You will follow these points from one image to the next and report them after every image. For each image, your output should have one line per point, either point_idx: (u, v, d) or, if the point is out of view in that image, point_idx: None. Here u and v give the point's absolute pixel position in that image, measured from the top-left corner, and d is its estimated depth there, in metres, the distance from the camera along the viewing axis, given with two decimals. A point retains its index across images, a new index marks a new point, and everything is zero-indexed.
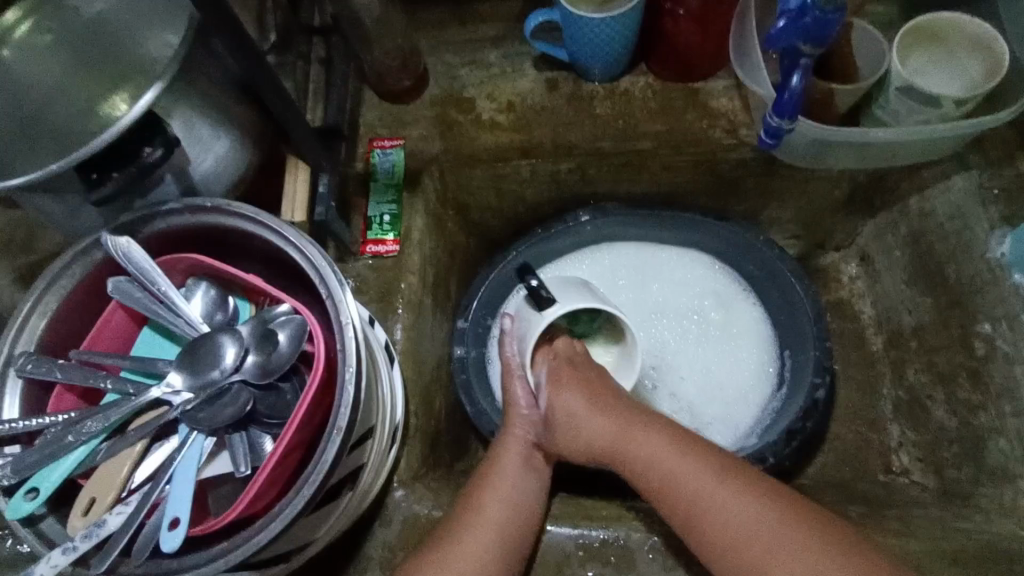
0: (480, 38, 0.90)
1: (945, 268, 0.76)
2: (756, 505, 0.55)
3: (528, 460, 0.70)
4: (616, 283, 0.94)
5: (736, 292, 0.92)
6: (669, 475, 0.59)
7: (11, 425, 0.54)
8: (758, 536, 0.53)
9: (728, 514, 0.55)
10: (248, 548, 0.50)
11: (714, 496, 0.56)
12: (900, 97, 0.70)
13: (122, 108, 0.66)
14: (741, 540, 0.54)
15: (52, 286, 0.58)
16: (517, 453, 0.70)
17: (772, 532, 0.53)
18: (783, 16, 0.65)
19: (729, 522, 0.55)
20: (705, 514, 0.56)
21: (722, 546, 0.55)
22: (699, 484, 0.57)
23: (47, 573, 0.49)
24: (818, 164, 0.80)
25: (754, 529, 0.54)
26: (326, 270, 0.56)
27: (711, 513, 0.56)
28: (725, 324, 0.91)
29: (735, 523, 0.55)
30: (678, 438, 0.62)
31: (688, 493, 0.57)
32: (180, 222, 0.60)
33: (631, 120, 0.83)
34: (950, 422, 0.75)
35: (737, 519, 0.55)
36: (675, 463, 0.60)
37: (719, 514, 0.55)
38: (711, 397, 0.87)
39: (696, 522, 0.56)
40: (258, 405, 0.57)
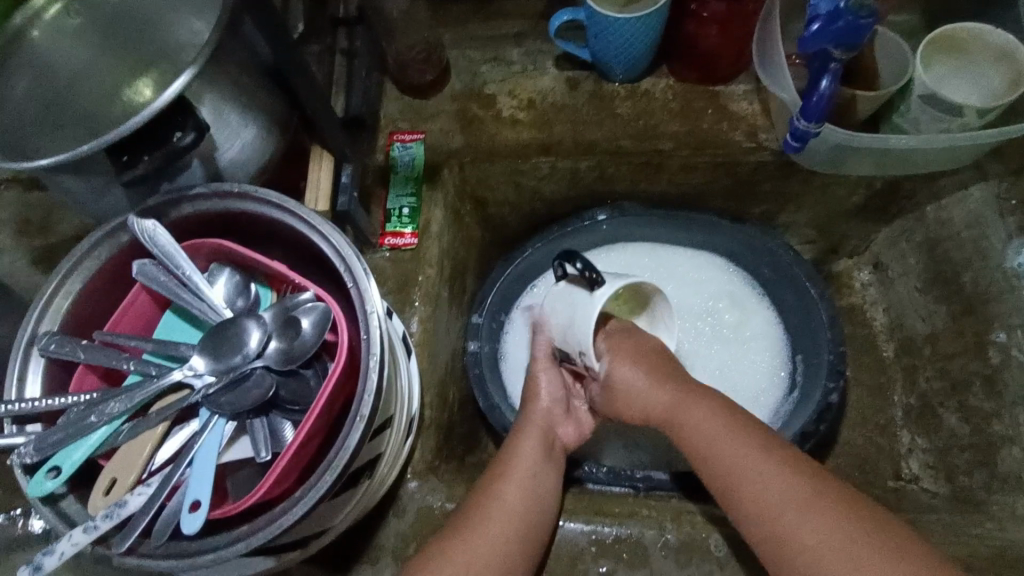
0: (501, 36, 0.92)
1: (961, 276, 0.77)
2: (797, 492, 0.54)
3: (550, 447, 0.69)
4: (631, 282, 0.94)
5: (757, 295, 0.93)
6: (716, 447, 0.59)
7: (34, 404, 0.54)
8: (796, 509, 0.53)
9: (769, 490, 0.55)
10: (269, 532, 0.50)
11: (757, 470, 0.56)
12: (922, 104, 0.71)
13: (148, 95, 0.67)
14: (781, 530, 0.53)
15: (76, 268, 0.59)
16: (534, 442, 0.68)
17: (813, 516, 0.52)
18: (816, 20, 0.66)
19: (765, 504, 0.55)
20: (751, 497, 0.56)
21: (757, 526, 0.55)
22: (744, 455, 0.57)
23: (69, 551, 0.49)
24: (836, 172, 0.80)
25: (787, 504, 0.54)
26: (352, 259, 0.57)
27: (752, 487, 0.56)
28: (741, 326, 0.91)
29: (773, 497, 0.54)
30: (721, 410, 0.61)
31: (733, 474, 0.57)
32: (206, 208, 0.61)
33: (651, 121, 0.84)
34: (962, 429, 0.75)
35: (776, 495, 0.54)
36: (722, 429, 0.59)
37: (760, 487, 0.55)
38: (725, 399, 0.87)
39: (738, 499, 0.56)
40: (280, 391, 0.57)
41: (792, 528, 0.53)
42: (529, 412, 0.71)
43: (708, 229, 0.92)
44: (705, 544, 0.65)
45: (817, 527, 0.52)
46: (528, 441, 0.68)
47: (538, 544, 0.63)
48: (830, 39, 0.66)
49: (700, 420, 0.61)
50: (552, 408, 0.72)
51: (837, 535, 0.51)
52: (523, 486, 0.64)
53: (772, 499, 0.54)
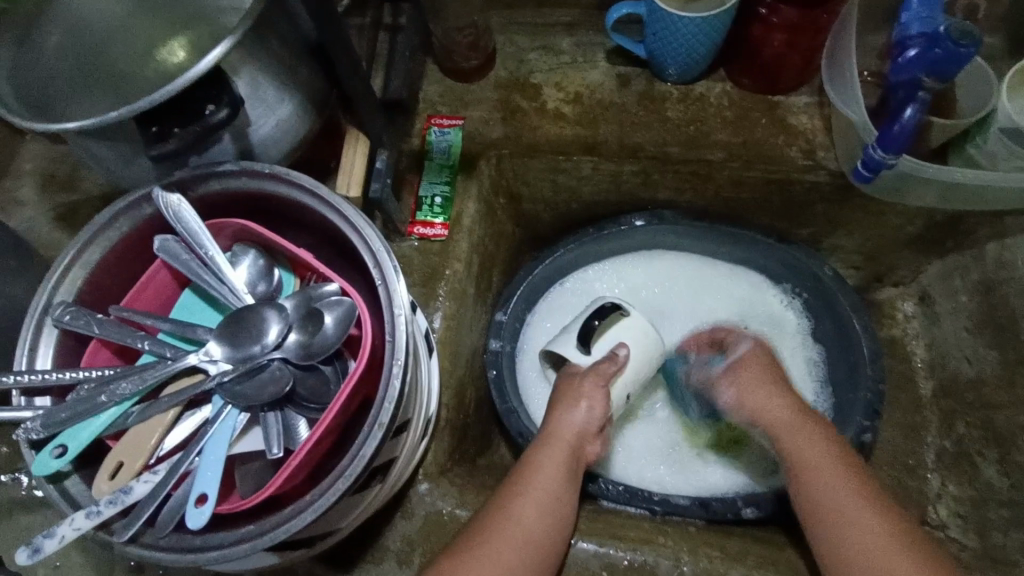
0: (553, 23, 0.87)
1: (1017, 323, 0.72)
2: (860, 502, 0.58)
3: (572, 462, 0.66)
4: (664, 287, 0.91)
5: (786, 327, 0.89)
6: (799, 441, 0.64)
7: (43, 376, 0.52)
8: (859, 517, 0.57)
9: (837, 494, 0.59)
10: (276, 535, 0.48)
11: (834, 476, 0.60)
12: (1001, 138, 0.66)
13: (183, 56, 0.64)
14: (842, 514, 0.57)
15: (97, 238, 0.56)
16: (559, 461, 0.65)
17: (872, 525, 0.56)
18: (915, 45, 0.65)
19: (838, 512, 0.58)
20: (821, 484, 0.60)
21: (820, 516, 0.58)
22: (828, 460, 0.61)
23: (70, 534, 0.48)
24: (896, 200, 0.76)
25: (848, 507, 0.57)
26: (382, 255, 0.54)
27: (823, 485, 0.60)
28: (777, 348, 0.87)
29: (842, 499, 0.58)
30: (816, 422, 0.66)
31: (814, 463, 0.61)
32: (234, 185, 0.58)
33: (703, 127, 0.80)
34: (1001, 483, 0.71)
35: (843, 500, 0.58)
36: (818, 440, 0.63)
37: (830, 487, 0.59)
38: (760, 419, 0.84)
39: (812, 494, 0.60)
40: (298, 386, 0.55)
41: (855, 518, 0.56)
42: (553, 424, 0.68)
43: (750, 245, 0.88)
44: None
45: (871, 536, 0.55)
46: (547, 455, 0.65)
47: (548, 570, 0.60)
48: (923, 67, 0.64)
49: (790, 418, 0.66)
50: (579, 407, 0.68)
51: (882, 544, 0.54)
52: (543, 505, 0.61)
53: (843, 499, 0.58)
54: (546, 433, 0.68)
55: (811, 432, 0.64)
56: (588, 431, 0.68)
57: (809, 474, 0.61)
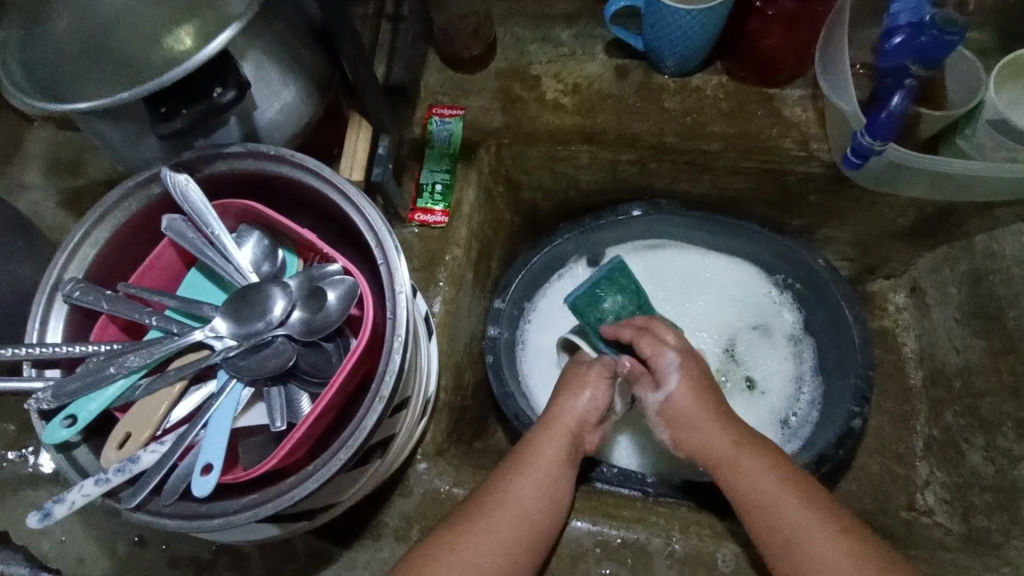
0: (553, 15, 0.89)
1: (1004, 313, 0.74)
2: (811, 522, 0.56)
3: (572, 447, 0.68)
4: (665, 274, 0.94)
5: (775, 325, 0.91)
6: (737, 467, 0.61)
7: (53, 349, 0.53)
8: (810, 541, 0.55)
9: (785, 520, 0.57)
10: (279, 503, 0.49)
11: (778, 501, 0.58)
12: (989, 130, 0.68)
13: (188, 43, 0.61)
14: (798, 549, 0.55)
15: (106, 216, 0.58)
16: (558, 442, 0.67)
17: (828, 545, 0.55)
18: (897, 33, 0.66)
19: (799, 543, 0.55)
20: (770, 519, 0.57)
21: (774, 546, 0.56)
22: (768, 485, 0.59)
23: (79, 501, 0.49)
24: (887, 191, 0.77)
25: (802, 534, 0.56)
26: (384, 235, 0.55)
27: (769, 514, 0.58)
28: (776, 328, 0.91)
29: (793, 526, 0.56)
30: (746, 435, 0.64)
31: (758, 499, 0.59)
32: (240, 166, 0.59)
33: (699, 119, 0.81)
34: (986, 469, 0.72)
35: (796, 526, 0.56)
36: (755, 463, 0.61)
37: (777, 515, 0.57)
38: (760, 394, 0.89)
39: (761, 525, 0.58)
40: (301, 361, 0.57)
41: (812, 553, 0.55)
42: (556, 408, 0.70)
43: (743, 235, 0.90)
44: (712, 558, 0.64)
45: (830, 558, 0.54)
46: (549, 438, 0.67)
47: (543, 547, 0.62)
48: (910, 54, 0.66)
49: (720, 441, 0.63)
50: (578, 398, 0.70)
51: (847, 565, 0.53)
52: (541, 483, 0.63)
53: (793, 524, 0.56)
54: (546, 419, 0.69)
55: (750, 459, 0.61)
56: (590, 418, 0.70)
57: (753, 504, 0.59)
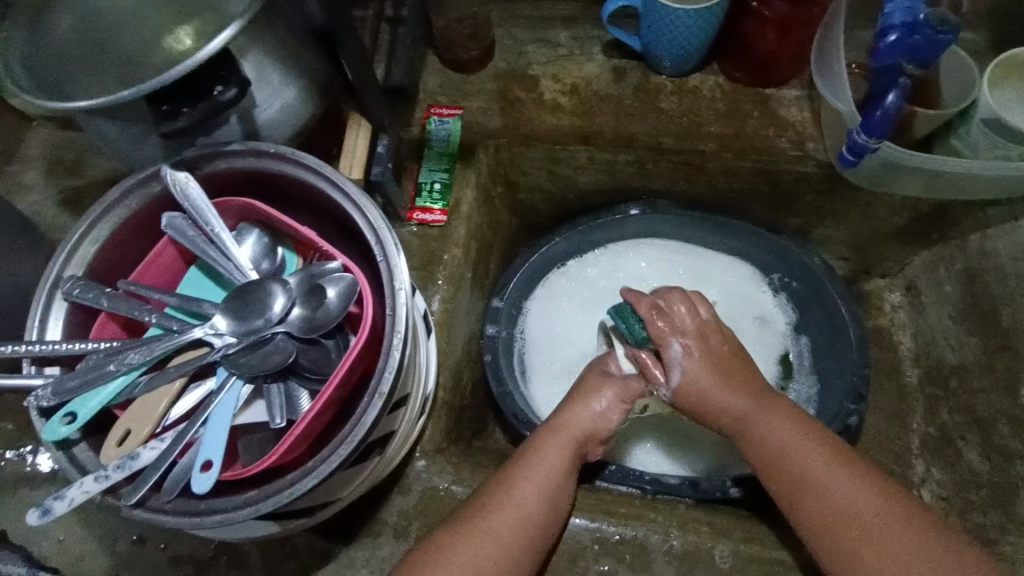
0: (551, 17, 0.89)
1: (999, 311, 0.74)
2: (829, 468, 0.59)
3: (575, 455, 0.66)
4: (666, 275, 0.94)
5: (771, 322, 0.91)
6: (756, 421, 0.64)
7: (53, 346, 0.54)
8: (826, 485, 0.58)
9: (803, 465, 0.60)
10: (279, 500, 0.49)
11: (797, 449, 0.61)
12: (983, 128, 0.69)
13: (189, 43, 0.63)
14: (814, 489, 0.58)
15: (106, 214, 0.58)
16: (563, 449, 0.65)
17: (845, 489, 0.57)
18: (891, 32, 0.67)
19: (816, 488, 0.58)
20: (787, 460, 0.61)
21: (792, 491, 0.60)
22: (787, 436, 0.62)
23: (79, 497, 0.49)
24: (883, 190, 0.78)
25: (819, 478, 0.59)
26: (384, 232, 0.55)
27: (789, 462, 0.60)
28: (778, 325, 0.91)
29: (810, 471, 0.59)
30: (766, 394, 0.66)
31: (773, 441, 0.62)
32: (240, 164, 0.60)
33: (696, 119, 0.82)
34: (981, 466, 0.73)
35: (814, 470, 0.59)
36: (775, 418, 0.63)
37: (795, 461, 0.60)
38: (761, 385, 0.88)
39: (780, 473, 0.61)
40: (300, 358, 0.57)
41: (827, 493, 0.57)
42: (562, 417, 0.68)
43: (741, 235, 0.91)
44: (710, 554, 0.64)
45: (848, 500, 0.57)
46: (552, 445, 0.65)
47: (543, 545, 0.62)
48: (904, 53, 0.67)
49: (738, 399, 0.65)
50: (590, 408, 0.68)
51: (863, 507, 0.56)
52: (544, 489, 0.62)
53: (810, 468, 0.59)
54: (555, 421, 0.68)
55: (765, 406, 0.65)
56: (599, 431, 0.67)
57: (773, 453, 0.62)
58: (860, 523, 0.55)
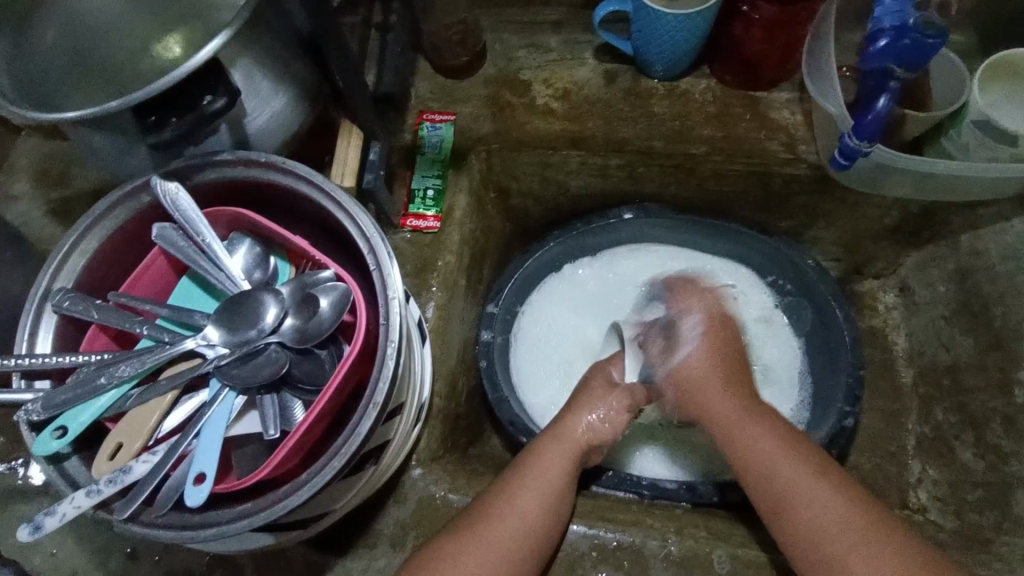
0: (541, 22, 0.89)
1: (991, 310, 0.75)
2: (771, 442, 0.62)
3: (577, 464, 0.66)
4: (666, 282, 0.94)
5: (775, 321, 0.92)
6: (715, 399, 0.68)
7: (43, 360, 0.53)
8: (766, 456, 0.61)
9: (748, 439, 0.63)
10: (274, 511, 0.49)
11: (746, 424, 0.64)
12: (974, 130, 0.69)
13: (177, 52, 0.64)
14: (751, 458, 0.62)
15: (96, 225, 0.58)
16: (564, 458, 0.66)
17: (780, 457, 0.60)
18: (881, 36, 0.67)
19: (758, 457, 0.61)
20: (769, 465, 0.60)
21: (739, 459, 0.63)
22: (739, 413, 0.66)
23: (71, 513, 0.49)
24: (874, 192, 0.79)
25: (760, 449, 0.62)
26: (376, 241, 0.55)
27: (737, 434, 0.64)
28: (777, 326, 0.91)
29: (754, 442, 0.63)
30: (733, 377, 0.70)
31: (755, 447, 0.62)
32: (231, 175, 0.59)
33: (688, 122, 0.82)
34: (976, 465, 0.73)
35: (759, 443, 0.62)
36: (732, 399, 0.67)
37: (744, 433, 0.64)
38: (767, 385, 0.88)
39: (732, 447, 0.64)
40: (293, 368, 0.56)
41: (764, 461, 0.61)
42: (569, 424, 0.69)
43: (735, 238, 0.91)
44: (708, 558, 0.64)
45: (785, 469, 0.60)
46: (556, 451, 0.66)
47: (546, 551, 0.61)
48: (893, 57, 0.67)
49: (705, 377, 0.70)
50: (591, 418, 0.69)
51: (796, 477, 0.59)
52: (543, 496, 0.62)
53: (755, 441, 0.63)
54: (552, 428, 0.69)
55: (750, 416, 0.65)
56: (599, 442, 0.69)
57: (728, 428, 0.66)
58: (796, 490, 0.58)
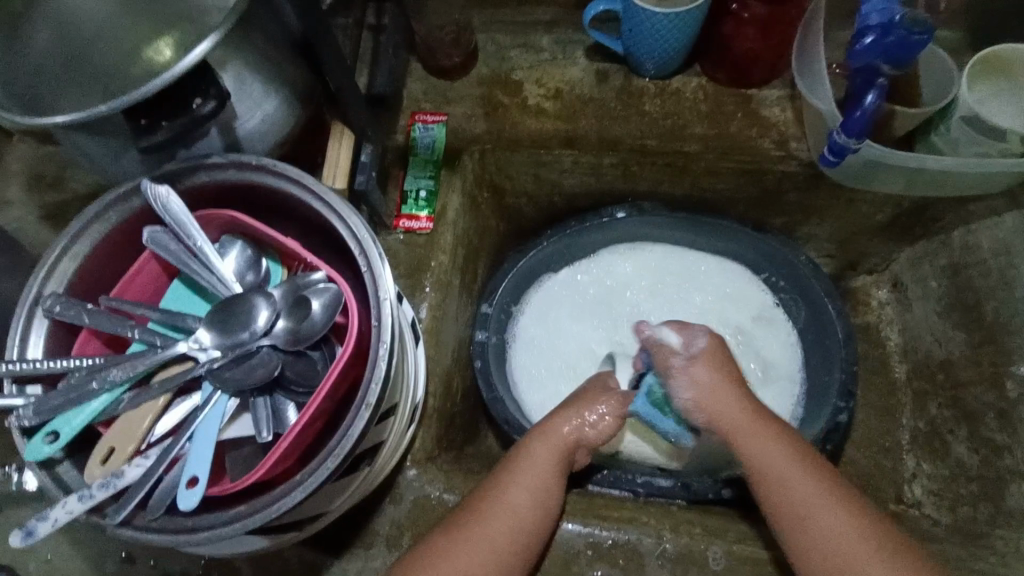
0: (533, 22, 0.89)
1: (983, 305, 0.75)
2: (815, 491, 0.59)
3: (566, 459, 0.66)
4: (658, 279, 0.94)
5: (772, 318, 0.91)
6: (747, 438, 0.63)
7: (35, 365, 0.53)
8: (810, 509, 0.58)
9: (789, 487, 0.59)
10: (267, 514, 0.49)
11: (787, 472, 0.60)
12: (962, 126, 0.69)
13: (169, 55, 0.62)
14: (794, 510, 0.58)
15: (87, 229, 0.57)
16: (554, 453, 0.65)
17: (826, 510, 0.58)
18: (867, 33, 0.67)
19: (801, 510, 0.58)
20: (786, 488, 0.59)
21: (780, 510, 0.59)
22: (776, 453, 0.61)
23: (63, 518, 0.48)
24: (865, 188, 0.79)
25: (803, 499, 0.58)
26: (367, 243, 0.55)
27: (776, 482, 0.60)
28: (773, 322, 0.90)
29: (796, 491, 0.59)
30: (759, 407, 0.65)
31: (771, 466, 0.60)
32: (222, 178, 0.59)
33: (680, 121, 0.82)
34: (970, 459, 0.73)
35: (801, 492, 0.59)
36: (766, 438, 0.62)
37: (782, 479, 0.60)
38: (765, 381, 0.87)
39: (769, 494, 0.60)
40: (286, 370, 0.56)
41: (809, 514, 0.58)
42: (555, 422, 0.67)
43: (728, 235, 0.91)
44: (703, 555, 0.64)
45: (830, 523, 0.57)
46: (542, 448, 0.65)
47: (535, 554, 0.61)
48: (880, 54, 0.67)
49: (731, 411, 0.64)
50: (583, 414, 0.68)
51: (842, 533, 0.56)
52: (533, 491, 0.62)
53: (798, 489, 0.59)
54: (541, 430, 0.67)
55: (760, 425, 0.63)
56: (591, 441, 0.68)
57: (765, 474, 0.61)
58: (844, 549, 0.56)
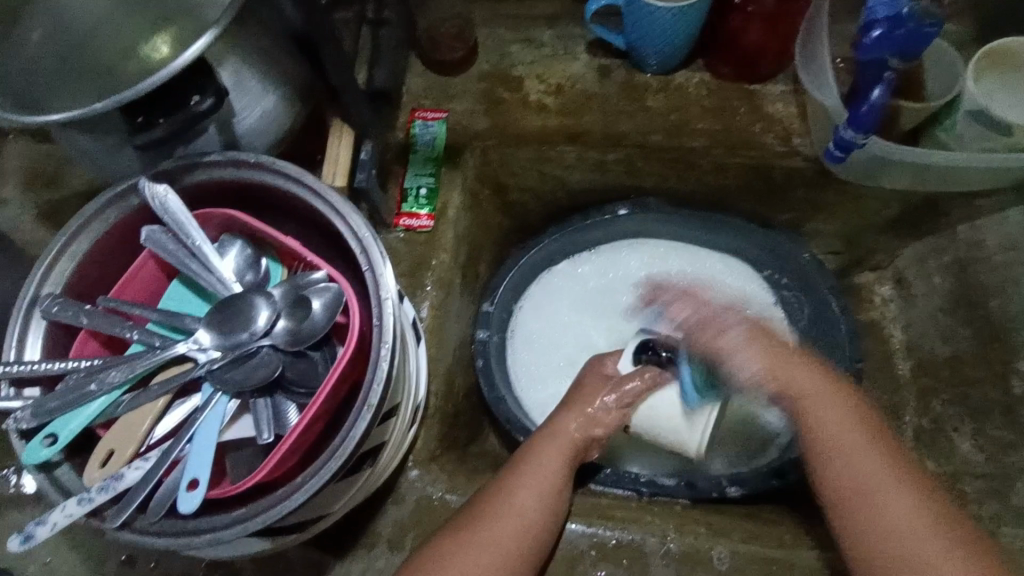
0: (534, 17, 0.88)
1: (989, 302, 0.74)
2: (909, 508, 0.55)
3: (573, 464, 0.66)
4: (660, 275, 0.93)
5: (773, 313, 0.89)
6: (838, 445, 0.59)
7: (32, 366, 0.52)
8: (904, 527, 0.54)
9: (881, 503, 0.56)
10: (269, 516, 0.48)
11: (880, 486, 0.56)
12: (969, 120, 0.69)
13: (165, 51, 0.61)
14: (889, 528, 0.54)
15: (84, 229, 0.57)
16: (558, 458, 0.65)
17: (919, 530, 0.54)
18: (877, 26, 0.66)
19: (893, 528, 0.54)
20: (852, 458, 0.58)
21: (867, 526, 0.55)
22: (867, 463, 0.58)
23: (62, 521, 0.48)
24: (870, 184, 0.78)
25: (899, 516, 0.55)
26: (369, 241, 0.54)
27: (865, 497, 0.56)
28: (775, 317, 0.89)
29: (889, 508, 0.55)
30: (854, 411, 0.61)
31: (841, 435, 0.60)
32: (221, 176, 0.59)
33: (683, 116, 0.81)
34: (976, 458, 0.72)
35: (898, 509, 0.55)
36: (857, 446, 0.59)
37: (871, 493, 0.56)
38: None
39: (853, 508, 0.57)
40: (287, 371, 0.56)
41: (903, 533, 0.54)
42: (558, 422, 0.68)
43: (730, 233, 0.91)
44: (707, 555, 0.64)
45: (929, 546, 0.53)
46: (548, 452, 0.65)
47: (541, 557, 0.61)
48: (890, 47, 0.66)
49: (830, 417, 0.61)
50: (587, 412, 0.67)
51: (939, 555, 0.52)
52: (541, 494, 0.62)
53: (893, 506, 0.55)
54: (543, 441, 0.66)
55: (838, 398, 0.62)
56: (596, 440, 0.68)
57: (852, 486, 0.57)
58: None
